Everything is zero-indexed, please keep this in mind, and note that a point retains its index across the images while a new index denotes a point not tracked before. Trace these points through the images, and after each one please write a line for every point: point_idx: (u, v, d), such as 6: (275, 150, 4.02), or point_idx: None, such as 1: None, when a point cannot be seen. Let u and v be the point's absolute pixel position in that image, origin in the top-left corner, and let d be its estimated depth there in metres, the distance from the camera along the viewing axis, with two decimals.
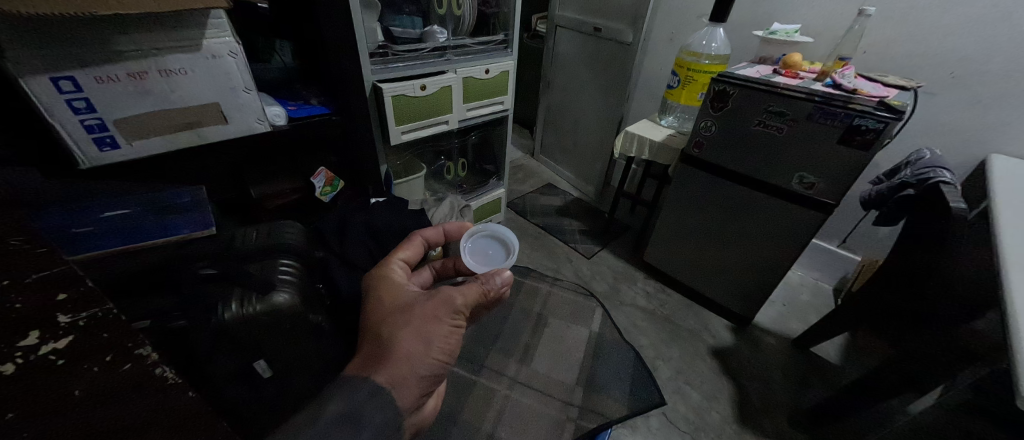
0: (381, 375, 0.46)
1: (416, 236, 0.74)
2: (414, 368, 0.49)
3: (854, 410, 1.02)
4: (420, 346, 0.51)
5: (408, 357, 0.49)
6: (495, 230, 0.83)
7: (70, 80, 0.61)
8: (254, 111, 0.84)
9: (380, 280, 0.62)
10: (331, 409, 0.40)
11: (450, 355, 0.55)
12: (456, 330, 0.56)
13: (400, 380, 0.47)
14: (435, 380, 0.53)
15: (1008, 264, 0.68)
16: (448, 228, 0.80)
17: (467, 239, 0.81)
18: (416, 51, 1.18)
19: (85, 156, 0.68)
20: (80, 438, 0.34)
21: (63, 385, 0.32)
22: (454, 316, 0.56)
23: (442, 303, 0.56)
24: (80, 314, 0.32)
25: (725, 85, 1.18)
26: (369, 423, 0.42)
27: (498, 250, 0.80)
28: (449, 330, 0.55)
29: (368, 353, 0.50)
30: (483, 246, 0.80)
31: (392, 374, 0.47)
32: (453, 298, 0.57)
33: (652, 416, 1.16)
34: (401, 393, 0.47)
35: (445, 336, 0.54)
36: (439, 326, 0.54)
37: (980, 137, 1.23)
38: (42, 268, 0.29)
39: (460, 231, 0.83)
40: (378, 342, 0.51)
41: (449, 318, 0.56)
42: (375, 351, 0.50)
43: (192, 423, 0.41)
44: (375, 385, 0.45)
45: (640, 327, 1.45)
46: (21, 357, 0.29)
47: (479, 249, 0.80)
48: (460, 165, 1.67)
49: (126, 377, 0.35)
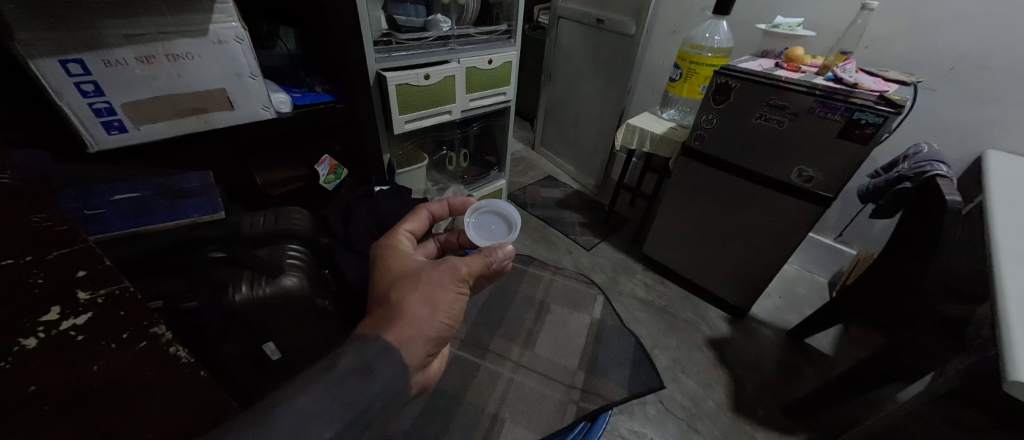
0: (391, 333, 0.48)
1: (422, 208, 0.76)
2: (421, 329, 0.50)
3: (846, 398, 1.04)
4: (426, 310, 0.53)
5: (416, 319, 0.51)
6: (499, 206, 0.84)
7: (79, 63, 0.61)
8: (260, 98, 0.84)
9: (390, 249, 0.65)
10: (346, 360, 0.41)
11: (455, 320, 0.57)
12: (460, 298, 0.59)
13: (409, 340, 0.48)
14: (440, 342, 0.55)
15: (1001, 257, 0.70)
16: (453, 202, 0.82)
17: (471, 214, 0.83)
18: (419, 40, 1.18)
19: (93, 139, 0.68)
20: (81, 386, 0.42)
21: (84, 357, 0.41)
22: (458, 284, 0.59)
23: (447, 271, 0.58)
24: (97, 290, 0.39)
25: (726, 78, 1.19)
26: (381, 374, 0.42)
27: (501, 224, 0.81)
28: (454, 297, 0.58)
29: (379, 315, 0.51)
30: (487, 221, 0.82)
31: (401, 334, 0.48)
32: (458, 267, 0.59)
33: (649, 404, 1.19)
34: (410, 351, 0.47)
35: (450, 302, 0.57)
36: (445, 292, 0.57)
37: (977, 132, 1.24)
38: (64, 247, 0.35)
39: (464, 206, 0.84)
40: (387, 307, 0.53)
41: (454, 284, 0.58)
42: (385, 313, 0.52)
43: (174, 378, 0.51)
44: (386, 341, 0.46)
45: (638, 317, 1.48)
46: (45, 331, 0.37)
47: (482, 224, 0.81)
48: (461, 156, 1.66)
49: (136, 354, 0.45)
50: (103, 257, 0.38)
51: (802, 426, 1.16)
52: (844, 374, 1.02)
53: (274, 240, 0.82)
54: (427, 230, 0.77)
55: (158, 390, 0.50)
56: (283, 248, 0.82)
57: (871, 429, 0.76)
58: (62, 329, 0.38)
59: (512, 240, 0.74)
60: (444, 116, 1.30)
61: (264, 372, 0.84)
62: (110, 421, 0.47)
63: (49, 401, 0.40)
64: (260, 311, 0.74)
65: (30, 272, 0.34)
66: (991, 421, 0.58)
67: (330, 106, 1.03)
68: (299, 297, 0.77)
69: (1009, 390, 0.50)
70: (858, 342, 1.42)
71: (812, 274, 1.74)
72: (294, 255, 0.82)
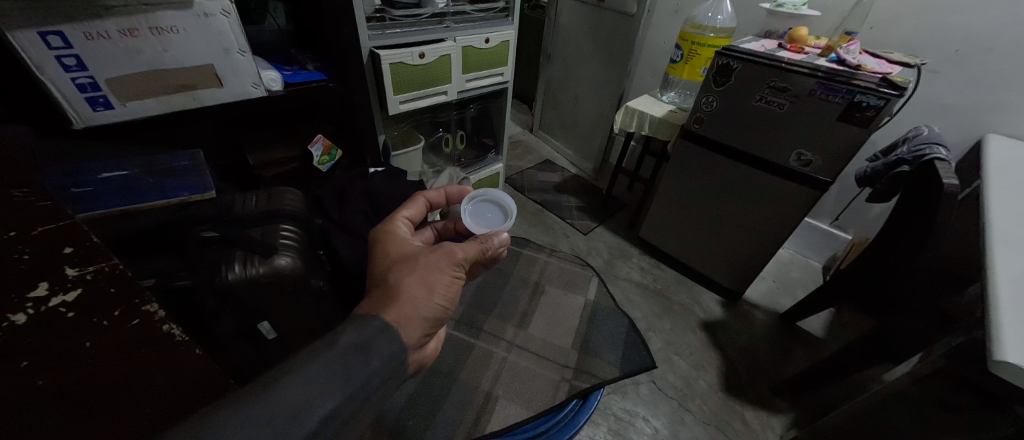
0: (388, 313, 0.48)
1: (419, 196, 0.76)
2: (416, 310, 0.50)
3: (834, 379, 1.06)
4: (423, 292, 0.53)
5: (413, 300, 0.51)
6: (496, 195, 0.83)
7: (59, 35, 0.59)
8: (250, 75, 0.82)
9: (387, 234, 0.65)
10: (345, 338, 0.42)
11: (451, 303, 0.57)
12: (456, 282, 0.59)
13: (407, 320, 0.48)
14: (436, 323, 0.55)
15: (994, 241, 0.70)
16: (449, 190, 0.82)
17: (468, 202, 0.82)
18: (414, 17, 1.14)
19: (78, 115, 0.67)
20: (74, 362, 0.42)
21: (76, 334, 0.41)
22: (455, 268, 0.59)
23: (444, 256, 0.58)
24: (86, 267, 0.38)
25: (728, 59, 1.17)
26: (379, 353, 0.42)
27: (497, 212, 0.81)
28: (449, 281, 0.58)
29: (377, 297, 0.51)
30: (483, 209, 0.81)
31: (399, 314, 0.48)
32: (454, 252, 0.59)
33: (642, 384, 1.21)
34: (408, 331, 0.48)
35: (446, 285, 0.57)
36: (441, 275, 0.57)
37: (978, 116, 1.23)
38: (47, 223, 0.34)
39: (461, 194, 0.84)
40: (385, 288, 0.53)
41: (450, 269, 0.58)
42: (383, 294, 0.52)
43: (169, 353, 0.51)
44: (384, 321, 0.46)
45: (633, 300, 1.49)
46: (34, 307, 0.36)
47: (479, 211, 0.80)
48: (458, 138, 1.64)
49: (130, 330, 0.45)
50: (89, 234, 0.37)
51: (790, 405, 1.19)
52: (834, 356, 1.04)
53: (267, 220, 0.81)
54: (424, 218, 0.77)
55: (152, 368, 0.50)
56: (275, 228, 0.81)
57: (859, 408, 0.78)
58: (52, 306, 0.38)
59: (507, 228, 0.74)
60: (440, 97, 1.28)
61: (261, 352, 0.85)
62: (111, 396, 0.48)
63: (43, 375, 0.40)
64: (254, 291, 0.74)
65: (15, 247, 0.33)
66: (975, 401, 0.59)
67: (322, 84, 1.01)
68: (293, 278, 0.77)
69: (994, 369, 0.51)
70: (848, 325, 1.44)
71: (807, 258, 1.75)
72: (288, 235, 0.82)
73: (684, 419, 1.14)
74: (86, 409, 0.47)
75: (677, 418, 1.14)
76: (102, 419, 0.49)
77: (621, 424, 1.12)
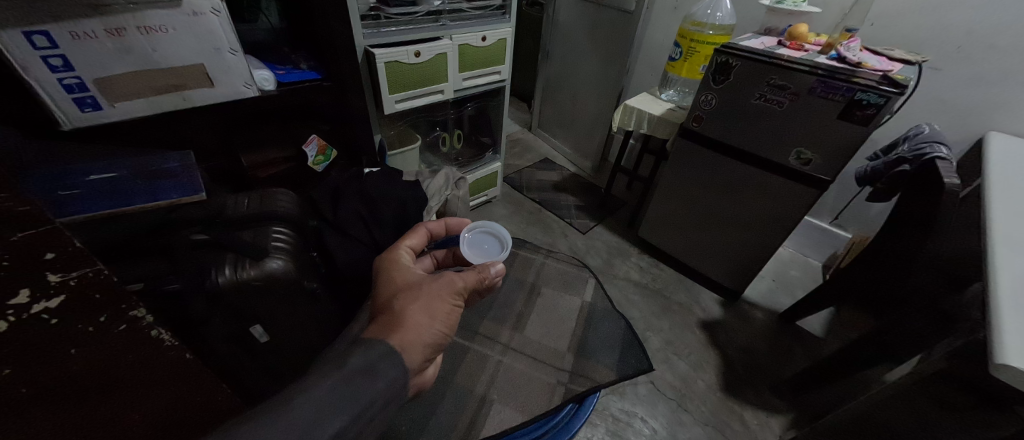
0: (392, 338, 0.47)
1: (421, 226, 0.76)
2: (418, 334, 0.49)
3: (833, 378, 1.06)
4: (425, 318, 0.52)
5: (416, 326, 0.50)
6: (493, 228, 0.84)
7: (45, 35, 0.58)
8: (242, 74, 0.80)
9: (390, 262, 0.64)
10: (353, 360, 0.41)
11: (451, 330, 0.56)
12: (455, 311, 0.58)
13: (410, 344, 0.47)
14: (436, 349, 0.53)
15: (996, 240, 0.69)
16: (449, 222, 0.82)
17: (467, 233, 0.82)
18: (409, 15, 1.13)
19: (66, 116, 0.66)
20: (58, 371, 0.42)
21: (58, 341, 0.40)
22: (455, 297, 0.59)
23: (445, 284, 0.58)
24: (70, 273, 0.38)
25: (728, 56, 1.15)
26: (385, 373, 0.42)
27: (493, 244, 0.80)
28: (450, 309, 0.57)
29: (381, 322, 0.50)
30: (480, 240, 0.81)
31: (403, 339, 0.47)
32: (455, 281, 0.59)
33: (640, 384, 1.21)
34: (410, 356, 0.47)
35: (447, 314, 0.56)
36: (442, 303, 0.56)
37: (981, 113, 1.22)
38: (25, 229, 0.33)
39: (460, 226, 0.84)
40: (388, 314, 0.52)
41: (450, 297, 0.58)
42: (386, 320, 0.51)
43: (159, 359, 0.50)
44: (387, 345, 0.45)
45: (631, 300, 1.48)
46: (15, 315, 0.35)
47: (475, 243, 0.80)
48: (456, 137, 1.62)
49: (118, 336, 0.45)
50: (72, 238, 0.36)
51: (790, 406, 1.19)
52: (833, 357, 1.03)
53: (259, 222, 0.82)
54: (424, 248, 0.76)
55: (142, 373, 0.49)
56: (268, 229, 0.81)
57: (858, 409, 0.77)
58: (33, 313, 0.37)
59: (504, 259, 0.74)
60: (437, 96, 1.27)
61: (254, 356, 0.84)
62: (104, 405, 0.48)
63: (27, 384, 0.39)
64: (246, 294, 0.74)
65: None
66: (977, 403, 0.58)
67: (316, 84, 0.99)
68: (286, 280, 0.77)
69: (995, 372, 0.50)
70: (848, 325, 1.43)
71: (807, 257, 1.74)
72: (280, 236, 0.82)
73: (682, 420, 1.13)
74: (79, 419, 0.46)
75: (675, 419, 1.13)
76: (94, 427, 0.49)
77: (620, 425, 1.12)
